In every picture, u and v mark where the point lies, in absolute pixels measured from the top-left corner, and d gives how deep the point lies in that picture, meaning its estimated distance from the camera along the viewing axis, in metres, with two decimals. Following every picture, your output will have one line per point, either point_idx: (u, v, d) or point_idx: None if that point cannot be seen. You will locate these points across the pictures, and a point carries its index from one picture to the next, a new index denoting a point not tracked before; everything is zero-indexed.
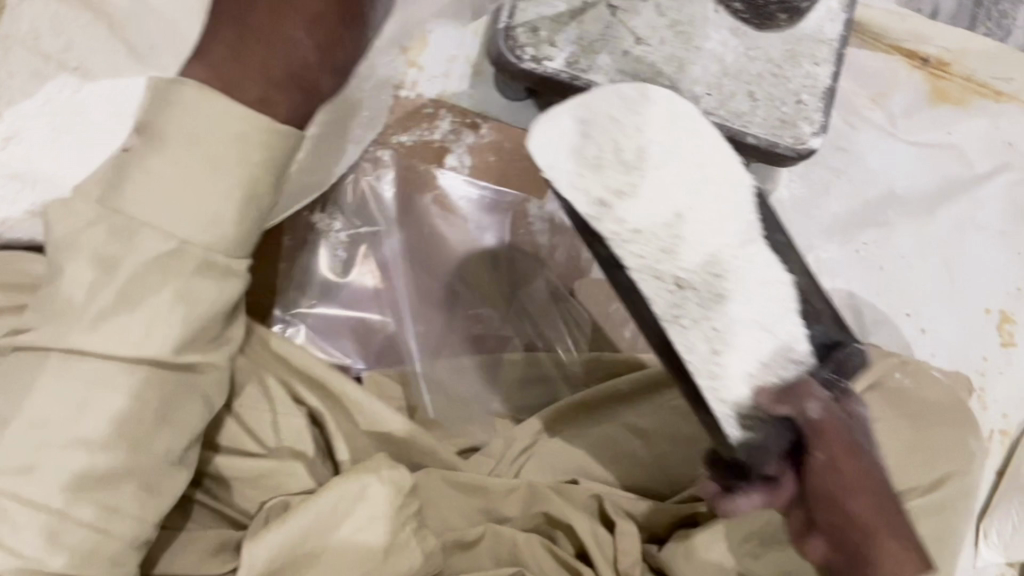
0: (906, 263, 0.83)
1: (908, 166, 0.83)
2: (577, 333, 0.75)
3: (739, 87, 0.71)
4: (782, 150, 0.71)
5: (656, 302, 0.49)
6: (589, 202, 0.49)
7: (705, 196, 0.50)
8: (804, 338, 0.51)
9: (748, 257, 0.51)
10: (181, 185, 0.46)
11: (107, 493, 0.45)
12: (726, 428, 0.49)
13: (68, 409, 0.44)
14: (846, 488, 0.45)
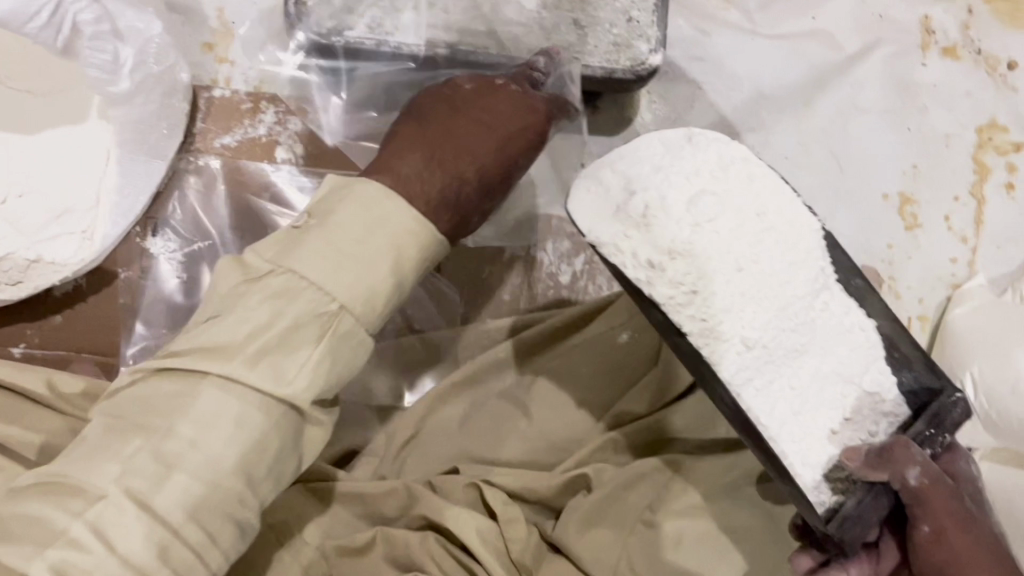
0: (791, 163, 0.78)
1: (774, 61, 0.78)
2: (446, 309, 0.72)
3: (562, 18, 0.66)
4: (620, 75, 0.66)
5: (727, 368, 0.47)
6: (647, 256, 0.47)
7: (781, 245, 0.49)
8: (893, 387, 0.49)
9: (828, 304, 0.50)
10: (348, 252, 0.45)
11: (177, 533, 0.40)
12: (813, 496, 0.47)
13: (183, 454, 0.41)
14: (950, 565, 0.44)
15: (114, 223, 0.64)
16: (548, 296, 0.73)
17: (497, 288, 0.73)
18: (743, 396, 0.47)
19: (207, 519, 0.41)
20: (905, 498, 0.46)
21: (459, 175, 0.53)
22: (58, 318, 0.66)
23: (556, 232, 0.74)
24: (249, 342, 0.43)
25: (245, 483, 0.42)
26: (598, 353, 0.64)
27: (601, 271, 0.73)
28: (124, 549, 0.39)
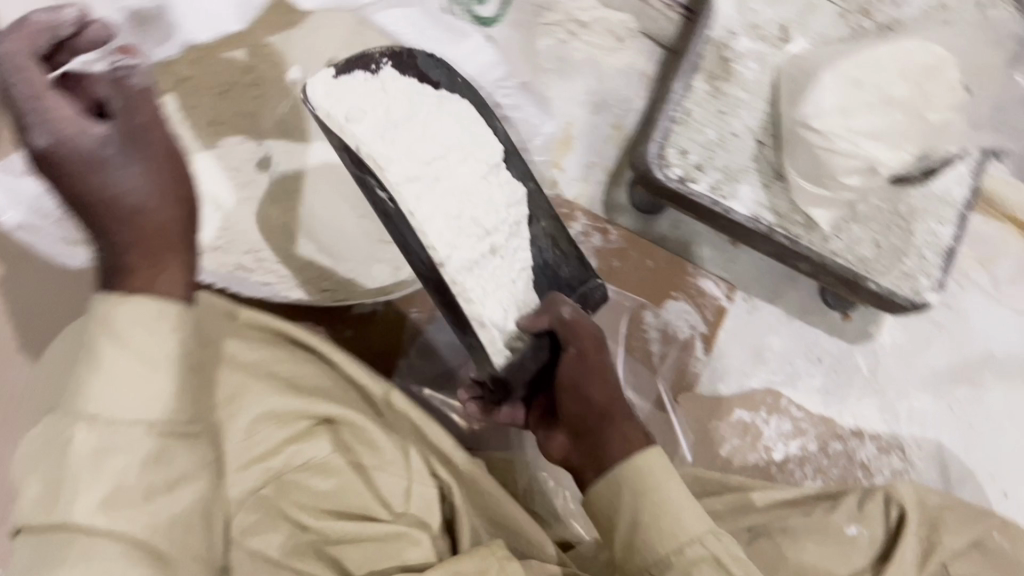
0: (995, 424, 0.83)
1: (1009, 332, 0.84)
2: (676, 444, 0.76)
3: (867, 235, 0.74)
4: (900, 300, 0.74)
5: (695, 165, 0.71)
6: (719, 84, 0.73)
7: (725, 75, 0.73)
8: (781, 208, 0.72)
9: (729, 124, 0.72)
10: (126, 376, 0.41)
11: (100, 526, 0.40)
12: (693, 174, 0.71)
13: (89, 479, 0.40)
14: (581, 379, 0.57)
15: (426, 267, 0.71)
16: (758, 466, 0.78)
17: (717, 443, 0.78)
18: (717, 191, 0.71)
19: (132, 520, 0.41)
20: (562, 333, 0.57)
21: (140, 174, 0.45)
22: (348, 330, 0.71)
23: (782, 412, 0.79)
24: (208, 391, 0.48)
25: (303, 518, 0.51)
26: (814, 531, 0.66)
27: (810, 461, 0.79)
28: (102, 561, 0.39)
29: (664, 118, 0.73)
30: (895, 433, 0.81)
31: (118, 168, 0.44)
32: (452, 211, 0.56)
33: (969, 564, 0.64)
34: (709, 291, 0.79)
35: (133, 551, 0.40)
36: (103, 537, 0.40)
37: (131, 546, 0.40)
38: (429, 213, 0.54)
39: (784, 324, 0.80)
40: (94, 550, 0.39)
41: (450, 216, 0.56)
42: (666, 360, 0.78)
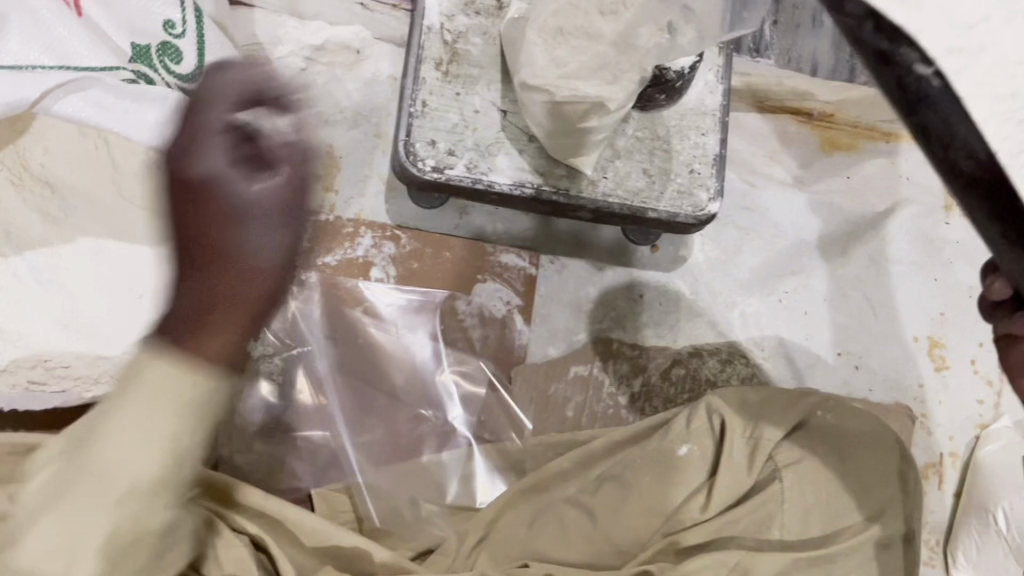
0: (829, 302, 0.85)
1: (811, 215, 0.87)
2: (517, 419, 0.77)
3: (634, 166, 0.75)
4: (684, 219, 0.75)
5: (446, 151, 0.72)
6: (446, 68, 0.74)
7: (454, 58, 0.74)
8: (543, 168, 0.74)
9: (468, 104, 0.73)
10: None
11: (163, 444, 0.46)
12: (446, 160, 0.72)
13: (128, 433, 0.46)
14: None
15: None
16: (608, 415, 0.79)
17: (562, 404, 0.79)
18: (474, 171, 0.72)
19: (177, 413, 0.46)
20: None
21: None
22: None
23: (618, 355, 0.80)
24: None
25: None
26: (650, 463, 0.68)
27: (657, 394, 0.80)
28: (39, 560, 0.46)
29: (404, 115, 0.72)
30: (734, 342, 0.82)
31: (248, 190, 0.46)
32: (1006, 81, 0.32)
33: (795, 447, 0.67)
34: (512, 263, 0.81)
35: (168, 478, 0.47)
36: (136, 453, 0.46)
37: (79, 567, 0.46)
38: (997, 110, 0.32)
39: (597, 272, 0.82)
40: (134, 457, 0.46)
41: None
42: (489, 342, 0.79)
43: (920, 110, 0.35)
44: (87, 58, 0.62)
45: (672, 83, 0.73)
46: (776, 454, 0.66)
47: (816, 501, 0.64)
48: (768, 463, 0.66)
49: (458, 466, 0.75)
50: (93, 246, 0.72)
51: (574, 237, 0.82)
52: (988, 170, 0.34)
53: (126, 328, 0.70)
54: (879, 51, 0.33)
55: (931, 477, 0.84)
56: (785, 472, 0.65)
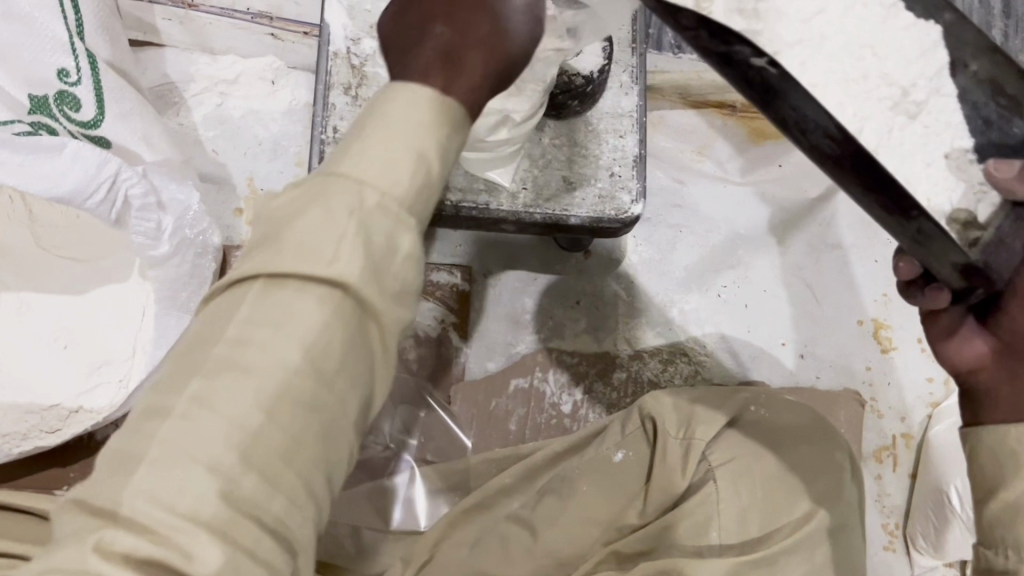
0: (769, 293, 0.85)
1: (743, 208, 0.87)
2: (458, 439, 0.77)
3: (553, 175, 0.75)
4: (607, 222, 0.74)
5: None
6: (350, 95, 0.73)
7: (365, 82, 0.73)
8: (459, 183, 0.73)
9: None
10: None
11: (381, 202, 0.33)
12: None
13: (290, 252, 0.32)
14: None
15: (139, 372, 0.68)
16: (551, 425, 0.78)
17: (505, 418, 0.78)
18: None
19: (412, 215, 0.34)
20: None
21: None
22: (99, 458, 0.71)
23: (556, 365, 0.80)
24: None
25: None
26: (588, 470, 0.66)
27: (599, 399, 0.79)
28: (207, 452, 0.29)
29: (315, 143, 0.71)
30: (675, 341, 0.82)
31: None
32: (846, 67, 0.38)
33: (729, 446, 0.65)
34: (442, 280, 0.81)
35: (349, 331, 0.33)
36: (297, 298, 0.32)
37: (225, 471, 0.29)
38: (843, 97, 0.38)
39: (531, 283, 0.82)
40: (292, 312, 0.32)
41: (855, 79, 0.38)
42: (425, 361, 0.79)
43: (776, 106, 0.38)
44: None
45: (582, 89, 0.72)
46: (710, 453, 0.64)
47: (750, 497, 0.62)
48: (702, 465, 0.64)
49: (402, 490, 0.74)
50: (15, 300, 0.71)
51: (504, 250, 0.82)
52: (846, 144, 0.38)
53: (51, 381, 0.70)
54: (719, 54, 0.38)
55: (885, 460, 0.82)
56: (719, 470, 0.63)
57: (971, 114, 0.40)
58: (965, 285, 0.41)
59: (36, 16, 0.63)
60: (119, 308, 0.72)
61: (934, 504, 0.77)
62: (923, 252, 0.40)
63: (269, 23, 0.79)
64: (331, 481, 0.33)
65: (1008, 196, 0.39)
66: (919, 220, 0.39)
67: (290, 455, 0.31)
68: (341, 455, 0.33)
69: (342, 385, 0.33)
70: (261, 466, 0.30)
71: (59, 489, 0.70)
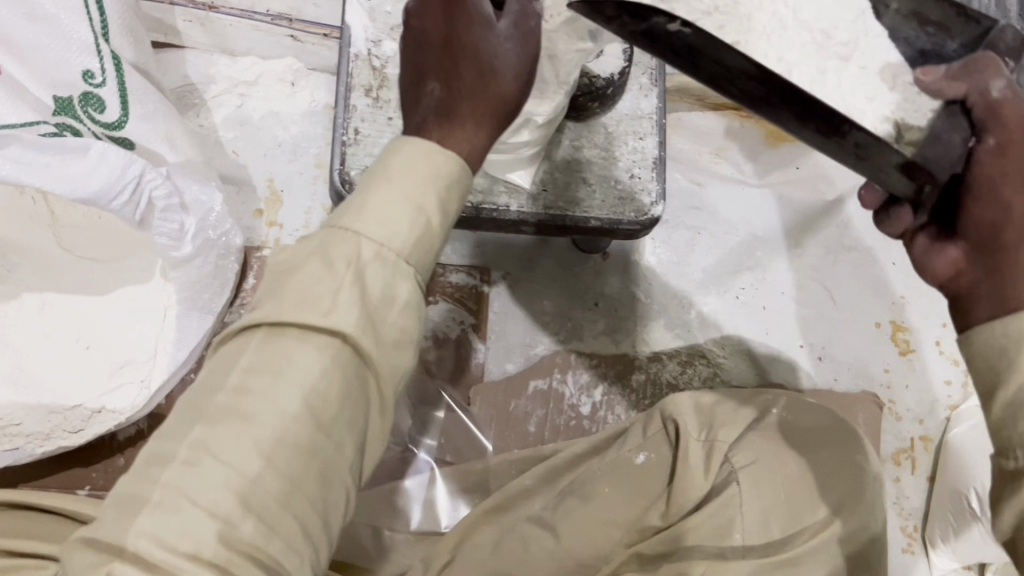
0: (787, 295, 0.85)
1: (762, 210, 0.87)
2: (478, 442, 0.77)
3: (573, 176, 0.75)
4: (627, 224, 0.74)
5: None
6: (370, 97, 0.73)
7: (387, 84, 0.73)
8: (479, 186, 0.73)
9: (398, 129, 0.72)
10: None
11: (378, 252, 0.38)
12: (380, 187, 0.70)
13: (291, 302, 0.36)
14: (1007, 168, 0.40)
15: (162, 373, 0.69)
16: (570, 427, 0.78)
17: (524, 419, 0.78)
18: None
19: (411, 264, 0.39)
20: (979, 114, 0.42)
21: None
22: (121, 458, 0.71)
23: (575, 367, 0.80)
24: None
25: None
26: (612, 471, 0.67)
27: (619, 401, 0.79)
28: (209, 497, 0.32)
29: (336, 144, 0.71)
30: (693, 343, 0.82)
31: (498, 25, 0.45)
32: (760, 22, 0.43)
33: (751, 448, 0.65)
34: (462, 282, 0.81)
35: (344, 379, 0.36)
36: (297, 348, 0.35)
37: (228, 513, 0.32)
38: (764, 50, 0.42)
39: (549, 285, 0.82)
40: (292, 362, 0.35)
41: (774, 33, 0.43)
42: (444, 363, 0.79)
43: (701, 65, 0.42)
44: (7, 113, 0.62)
45: (602, 91, 0.72)
46: (733, 455, 0.64)
47: (773, 498, 0.62)
48: (725, 467, 0.64)
49: (421, 492, 0.74)
50: (37, 302, 0.72)
51: (523, 252, 0.83)
52: (768, 81, 0.42)
53: (73, 382, 0.70)
54: (643, 33, 0.42)
55: (904, 463, 0.82)
56: (743, 472, 0.63)
57: (906, 49, 0.45)
58: (912, 187, 0.42)
59: (62, 17, 0.63)
60: (140, 310, 0.72)
61: (954, 506, 0.77)
62: (868, 168, 0.43)
63: (288, 24, 0.80)
64: (329, 523, 0.36)
65: (940, 96, 0.43)
66: (852, 134, 0.42)
67: (287, 498, 0.34)
68: (338, 498, 0.36)
69: (338, 432, 0.36)
70: (259, 511, 0.33)
71: (82, 489, 0.70)
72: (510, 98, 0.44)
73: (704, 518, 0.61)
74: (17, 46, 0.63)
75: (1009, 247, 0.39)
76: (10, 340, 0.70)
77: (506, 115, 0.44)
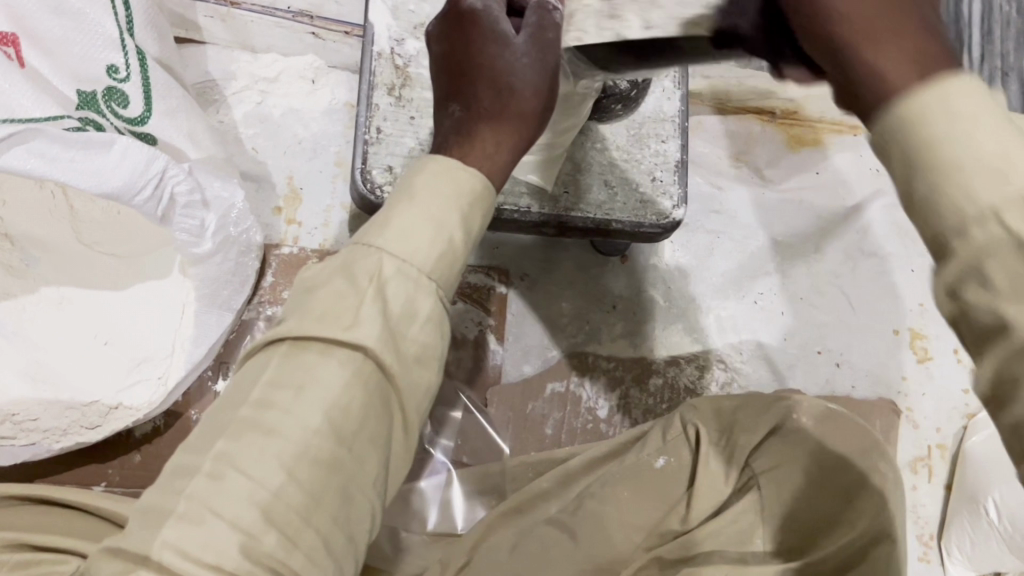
0: (806, 301, 0.84)
1: (782, 215, 0.87)
2: (496, 446, 0.76)
3: (595, 179, 0.74)
4: (649, 228, 0.74)
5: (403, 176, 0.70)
6: (393, 97, 0.73)
7: (411, 85, 0.73)
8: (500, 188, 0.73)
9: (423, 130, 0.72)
10: None
11: (400, 268, 0.37)
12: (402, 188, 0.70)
13: (313, 318, 0.35)
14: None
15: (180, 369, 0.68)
16: (586, 430, 0.78)
17: (541, 421, 0.78)
18: None
19: (433, 280, 0.38)
20: None
21: None
22: (137, 454, 0.71)
23: (593, 370, 0.80)
24: None
25: None
26: (632, 474, 0.66)
27: (636, 405, 0.79)
28: (235, 511, 0.31)
29: (358, 143, 0.71)
30: (711, 348, 0.82)
31: (516, 41, 0.44)
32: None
33: (771, 454, 0.64)
34: (481, 284, 0.80)
35: (366, 394, 0.35)
36: (319, 362, 0.34)
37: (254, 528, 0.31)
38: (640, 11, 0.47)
39: (568, 287, 0.82)
40: (314, 377, 0.34)
41: None
42: (463, 364, 0.78)
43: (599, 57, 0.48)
44: (30, 109, 0.61)
45: (625, 94, 0.72)
46: (753, 460, 0.64)
47: (793, 507, 0.62)
48: (746, 471, 0.64)
49: (437, 493, 0.74)
50: (56, 296, 0.71)
51: (542, 253, 0.82)
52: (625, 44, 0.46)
53: (90, 378, 0.69)
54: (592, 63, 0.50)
55: (921, 470, 0.82)
56: (762, 477, 0.63)
57: None
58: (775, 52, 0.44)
59: (87, 11, 0.64)
60: (158, 306, 0.72)
61: (971, 515, 0.77)
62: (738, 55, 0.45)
63: (310, 22, 0.81)
64: (351, 537, 0.35)
65: None
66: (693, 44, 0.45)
67: (308, 513, 0.33)
68: (360, 510, 0.35)
69: (359, 448, 0.35)
70: (280, 525, 0.32)
71: (99, 485, 0.70)
72: (531, 116, 0.44)
73: (725, 523, 0.62)
74: (43, 40, 0.62)
75: (842, 54, 0.33)
76: (29, 335, 0.70)
77: (530, 132, 0.44)
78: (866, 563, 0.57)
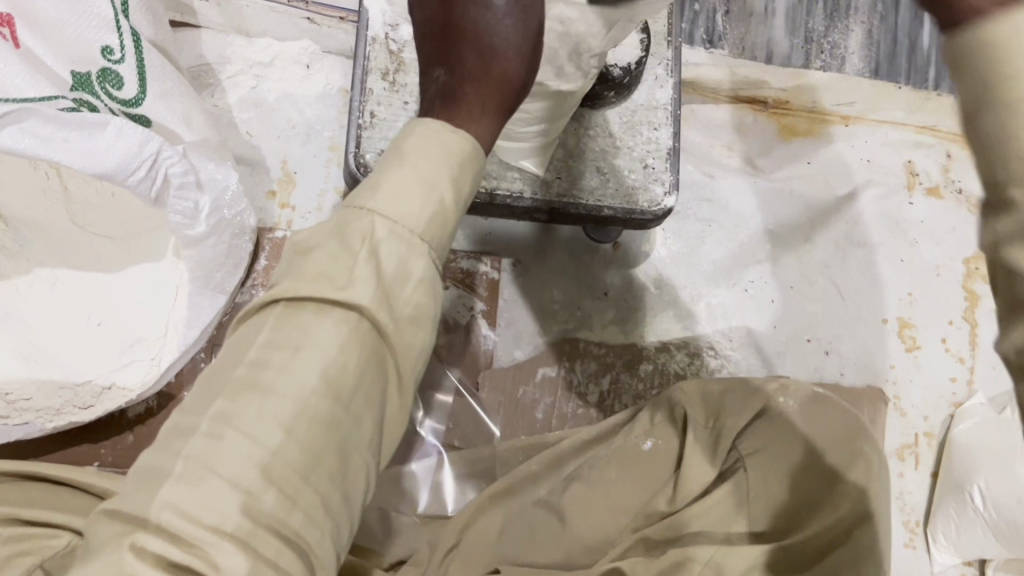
0: (796, 289, 0.85)
1: (773, 204, 0.87)
2: (485, 427, 0.77)
3: (588, 165, 0.75)
4: (640, 214, 0.74)
5: None
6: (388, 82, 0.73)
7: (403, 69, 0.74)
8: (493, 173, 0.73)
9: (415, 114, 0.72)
10: None
11: (393, 230, 0.37)
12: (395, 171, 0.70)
13: (310, 280, 0.36)
14: None
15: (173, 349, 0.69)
16: (576, 415, 0.79)
17: (532, 406, 0.79)
18: None
19: (426, 243, 0.38)
20: None
21: None
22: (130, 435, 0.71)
23: (583, 355, 0.80)
24: None
25: None
26: (621, 460, 0.67)
27: (626, 390, 0.80)
28: (232, 467, 0.31)
29: (352, 127, 0.71)
30: (700, 334, 0.82)
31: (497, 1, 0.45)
32: None
33: (758, 436, 0.64)
34: (474, 269, 0.81)
35: (364, 355, 0.35)
36: (316, 322, 0.35)
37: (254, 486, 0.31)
38: None
39: (560, 272, 0.82)
40: (311, 336, 0.34)
41: None
42: (454, 348, 0.79)
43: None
44: (24, 89, 0.61)
45: (618, 80, 0.72)
46: (739, 443, 0.65)
47: (777, 488, 0.63)
48: (732, 454, 0.65)
49: (428, 475, 0.75)
50: (50, 278, 0.72)
51: (534, 238, 0.83)
52: None
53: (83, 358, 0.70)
54: None
55: (907, 458, 0.83)
56: (748, 459, 0.64)
57: None
58: None
59: None
60: (152, 288, 0.72)
61: (957, 501, 0.78)
62: None
63: (305, 7, 0.79)
64: (346, 499, 0.36)
65: None
66: None
67: (308, 471, 0.33)
68: (358, 469, 0.35)
69: (358, 406, 0.35)
70: (280, 482, 0.32)
71: (93, 465, 0.70)
72: (516, 75, 0.44)
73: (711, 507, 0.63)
74: (38, 22, 0.62)
75: None
76: (23, 316, 0.70)
77: (515, 97, 0.45)
78: (847, 545, 0.58)
